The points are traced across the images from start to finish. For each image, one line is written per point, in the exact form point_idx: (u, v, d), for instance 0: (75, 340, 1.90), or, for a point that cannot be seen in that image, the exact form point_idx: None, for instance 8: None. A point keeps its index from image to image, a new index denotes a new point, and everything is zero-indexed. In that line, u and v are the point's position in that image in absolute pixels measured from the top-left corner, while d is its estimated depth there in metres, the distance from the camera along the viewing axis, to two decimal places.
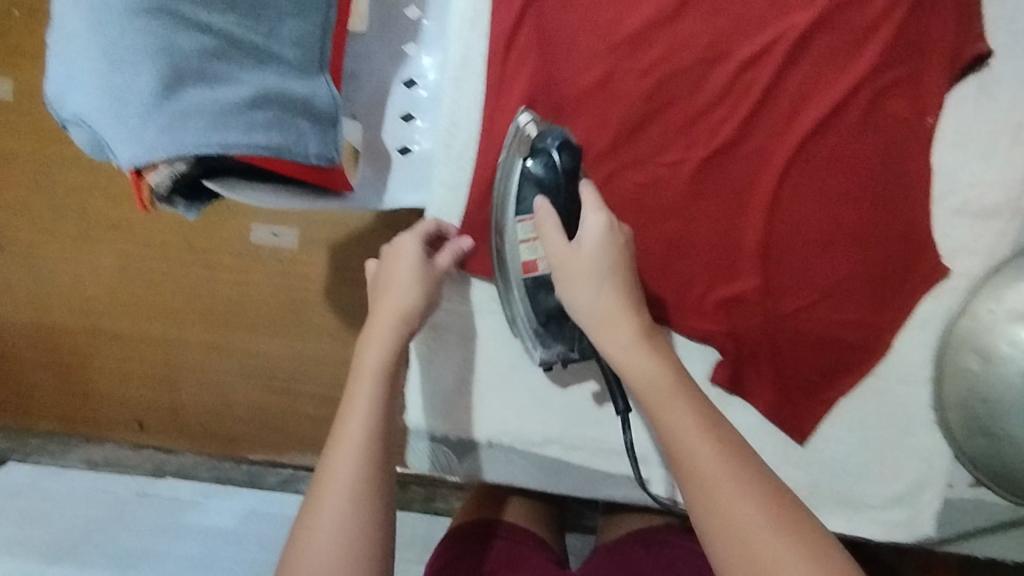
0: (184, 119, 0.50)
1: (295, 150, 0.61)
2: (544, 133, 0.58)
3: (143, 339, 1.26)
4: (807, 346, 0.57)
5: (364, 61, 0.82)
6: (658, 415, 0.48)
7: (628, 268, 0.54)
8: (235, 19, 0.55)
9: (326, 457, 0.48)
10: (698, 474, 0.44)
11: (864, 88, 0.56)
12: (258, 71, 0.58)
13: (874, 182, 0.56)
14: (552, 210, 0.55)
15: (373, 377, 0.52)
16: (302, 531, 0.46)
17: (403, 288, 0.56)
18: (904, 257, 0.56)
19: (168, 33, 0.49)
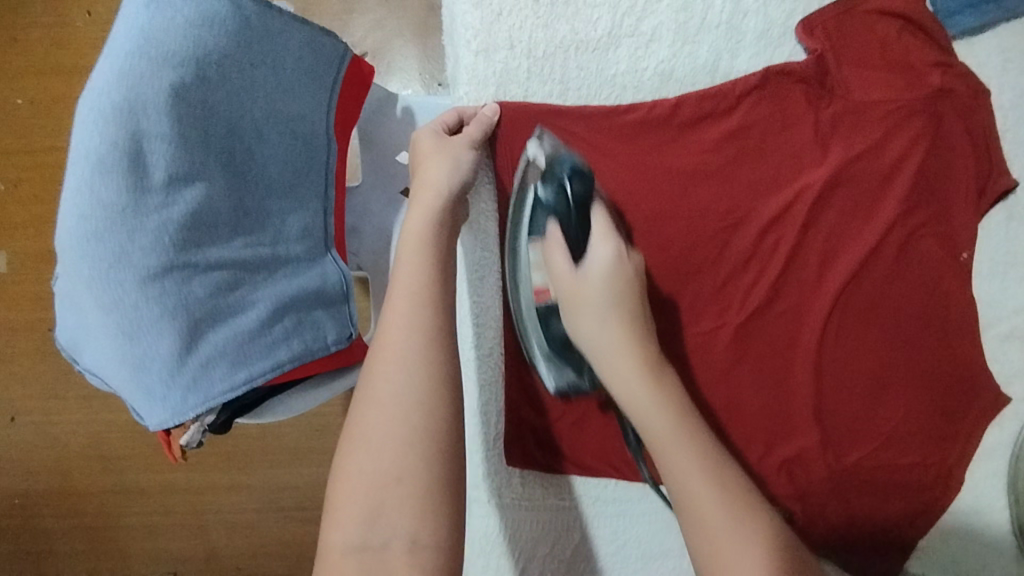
0: (207, 369, 0.49)
1: (315, 349, 0.59)
2: (560, 164, 0.64)
3: (168, 487, 1.18)
4: (874, 494, 0.64)
5: (364, 214, 0.82)
6: (657, 441, 0.54)
7: (631, 302, 0.60)
8: (242, 241, 0.55)
9: (354, 427, 0.49)
10: (685, 486, 0.51)
11: (890, 235, 0.66)
12: (271, 281, 0.57)
13: (908, 331, 0.65)
14: (561, 238, 0.62)
15: (404, 297, 0.54)
16: (332, 496, 0.47)
17: (428, 208, 0.60)
18: (963, 395, 0.65)
19: (182, 288, 0.48)
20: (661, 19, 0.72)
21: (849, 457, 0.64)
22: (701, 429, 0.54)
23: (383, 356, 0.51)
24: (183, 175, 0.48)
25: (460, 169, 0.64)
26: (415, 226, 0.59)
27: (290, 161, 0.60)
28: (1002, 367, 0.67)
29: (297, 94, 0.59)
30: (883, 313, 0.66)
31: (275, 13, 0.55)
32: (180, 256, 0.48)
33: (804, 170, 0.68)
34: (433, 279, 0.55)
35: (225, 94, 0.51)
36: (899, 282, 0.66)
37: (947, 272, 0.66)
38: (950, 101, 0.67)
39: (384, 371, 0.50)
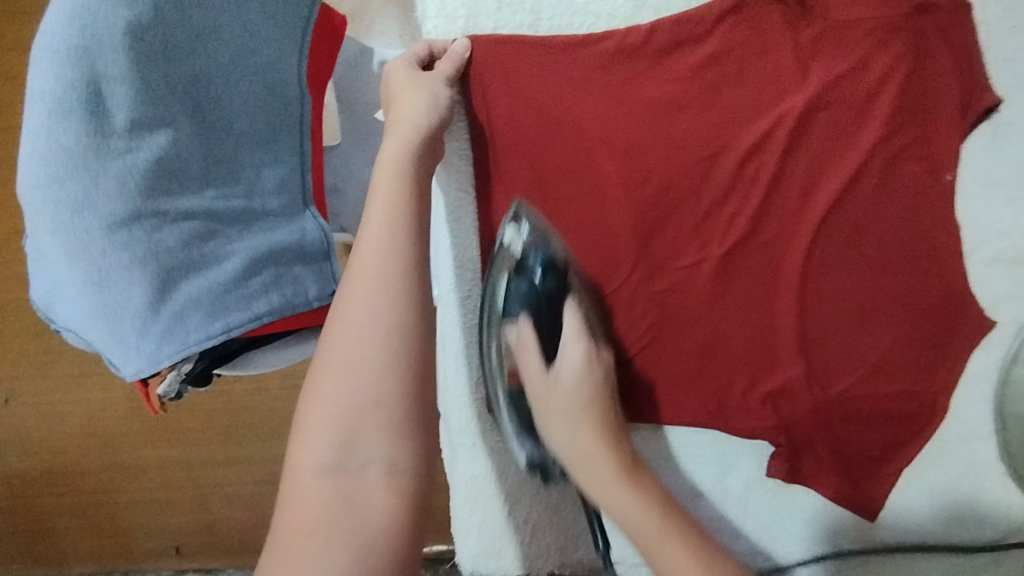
0: (182, 318, 0.48)
1: (296, 303, 0.58)
2: (529, 253, 0.63)
3: (165, 462, 1.18)
4: (862, 424, 0.63)
5: (345, 174, 0.80)
6: (595, 487, 0.57)
7: (598, 405, 0.60)
8: (214, 192, 0.53)
9: (330, 345, 0.48)
10: (645, 536, 0.54)
11: (873, 161, 0.65)
12: (247, 234, 0.57)
13: (894, 255, 0.64)
14: (534, 340, 0.62)
15: (378, 235, 0.53)
16: (303, 418, 0.47)
17: (407, 146, 0.59)
18: (954, 318, 0.63)
19: (151, 236, 0.47)
20: None
21: (836, 386, 0.63)
22: (643, 473, 0.58)
23: (360, 285, 0.50)
24: (147, 120, 0.47)
25: (437, 108, 0.63)
26: (386, 172, 0.57)
27: (263, 111, 0.58)
28: (990, 292, 0.63)
29: (268, 42, 0.58)
30: (868, 239, 0.64)
31: None
32: (147, 203, 0.47)
33: (783, 98, 0.66)
34: (408, 215, 0.54)
35: (185, 38, 0.50)
36: (882, 207, 0.64)
37: (933, 193, 0.64)
38: (931, 17, 0.65)
39: (360, 295, 0.49)
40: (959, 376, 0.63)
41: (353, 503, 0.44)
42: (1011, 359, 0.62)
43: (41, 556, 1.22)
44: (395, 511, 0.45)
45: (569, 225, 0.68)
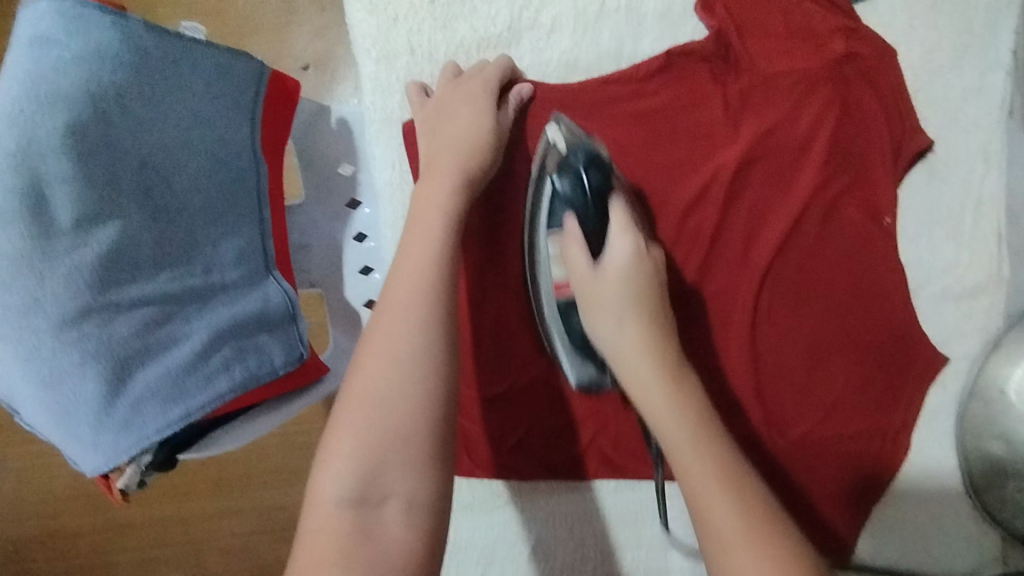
0: (138, 408, 0.49)
1: (259, 374, 0.60)
2: (573, 150, 0.63)
3: (157, 519, 1.18)
4: (825, 466, 0.67)
5: (311, 230, 0.80)
6: (640, 396, 0.56)
7: (649, 297, 0.59)
8: (169, 275, 0.54)
9: (362, 372, 0.53)
10: (673, 439, 0.53)
11: (812, 206, 0.68)
12: (207, 309, 0.57)
13: (843, 298, 0.68)
14: (578, 234, 0.63)
15: (418, 274, 0.57)
16: (326, 445, 0.51)
17: (465, 138, 0.67)
18: (904, 356, 0.67)
19: (103, 329, 0.47)
20: (559, 9, 0.76)
21: (794, 431, 0.67)
22: (685, 374, 0.56)
23: (397, 316, 0.55)
24: (92, 215, 0.48)
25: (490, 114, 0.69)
26: (428, 202, 0.62)
27: (215, 186, 0.59)
28: (937, 328, 0.70)
29: (217, 119, 0.59)
30: (816, 284, 0.68)
31: (172, 37, 0.54)
32: (98, 297, 0.47)
33: (718, 152, 0.69)
34: (444, 255, 0.59)
35: (130, 125, 0.50)
36: (830, 249, 0.68)
37: (872, 236, 0.68)
38: (857, 65, 0.69)
39: (395, 326, 0.55)
40: (915, 418, 0.67)
41: (372, 538, 0.48)
42: (968, 395, 0.67)
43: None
44: (412, 543, 0.49)
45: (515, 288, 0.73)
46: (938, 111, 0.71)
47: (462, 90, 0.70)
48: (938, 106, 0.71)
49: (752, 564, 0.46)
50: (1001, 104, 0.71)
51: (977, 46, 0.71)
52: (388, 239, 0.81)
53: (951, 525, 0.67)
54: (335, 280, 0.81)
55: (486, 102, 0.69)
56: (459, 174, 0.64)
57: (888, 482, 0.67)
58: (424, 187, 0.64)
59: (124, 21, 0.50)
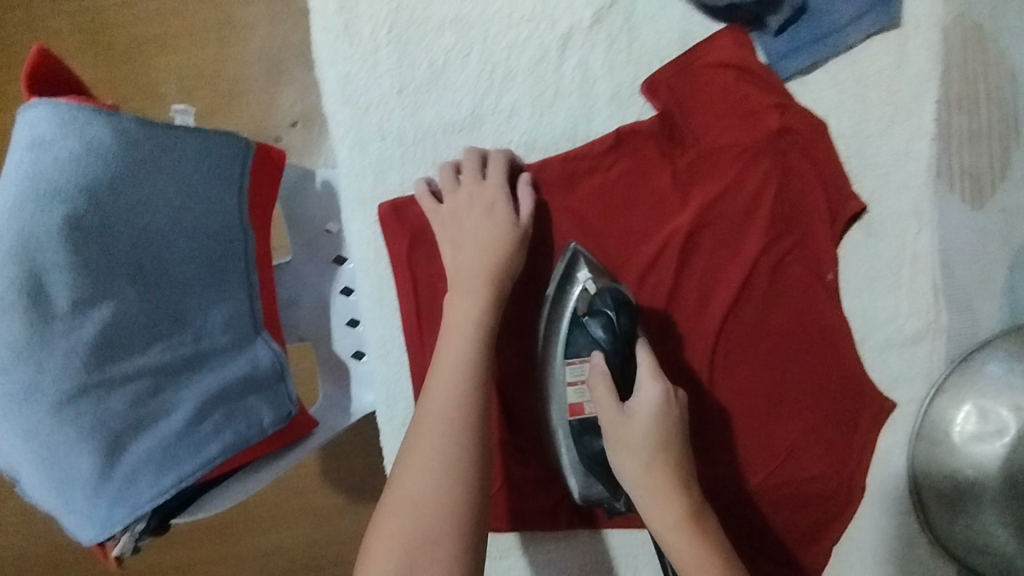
0: (133, 479, 0.51)
1: (248, 434, 0.63)
2: (601, 293, 0.72)
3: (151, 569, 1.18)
4: (787, 504, 0.76)
5: (299, 287, 0.82)
6: (650, 504, 0.64)
7: (675, 444, 0.65)
8: (162, 346, 0.57)
9: (402, 484, 0.61)
10: (690, 575, 0.61)
11: (761, 265, 0.76)
12: (198, 376, 0.60)
13: (793, 350, 0.76)
14: (605, 373, 0.68)
15: (447, 398, 0.64)
16: (369, 554, 0.59)
17: (490, 241, 0.73)
18: (852, 400, 0.76)
19: (99, 404, 0.50)
20: (516, 96, 0.82)
21: (756, 472, 0.76)
22: (705, 516, 0.64)
23: (435, 425, 0.62)
24: (90, 297, 0.51)
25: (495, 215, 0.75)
26: (459, 317, 0.69)
27: (205, 258, 0.63)
28: (886, 374, 0.78)
29: (205, 195, 0.63)
30: (767, 337, 0.76)
31: (164, 126, 0.58)
32: (94, 373, 0.51)
33: (670, 220, 0.77)
34: (473, 370, 0.66)
35: (124, 212, 0.54)
36: (778, 307, 0.76)
37: (814, 292, 0.77)
38: (792, 138, 0.77)
39: (432, 436, 0.62)
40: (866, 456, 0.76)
41: None
42: (914, 435, 0.77)
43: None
44: None
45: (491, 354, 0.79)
46: (870, 175, 0.79)
47: (468, 190, 0.76)
48: (868, 170, 0.79)
49: None
50: (928, 167, 0.79)
51: (902, 115, 0.79)
52: (367, 305, 0.84)
53: (900, 548, 0.77)
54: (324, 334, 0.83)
55: (497, 195, 0.76)
56: (486, 280, 0.71)
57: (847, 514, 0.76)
58: (455, 295, 0.71)
59: (117, 118, 0.54)
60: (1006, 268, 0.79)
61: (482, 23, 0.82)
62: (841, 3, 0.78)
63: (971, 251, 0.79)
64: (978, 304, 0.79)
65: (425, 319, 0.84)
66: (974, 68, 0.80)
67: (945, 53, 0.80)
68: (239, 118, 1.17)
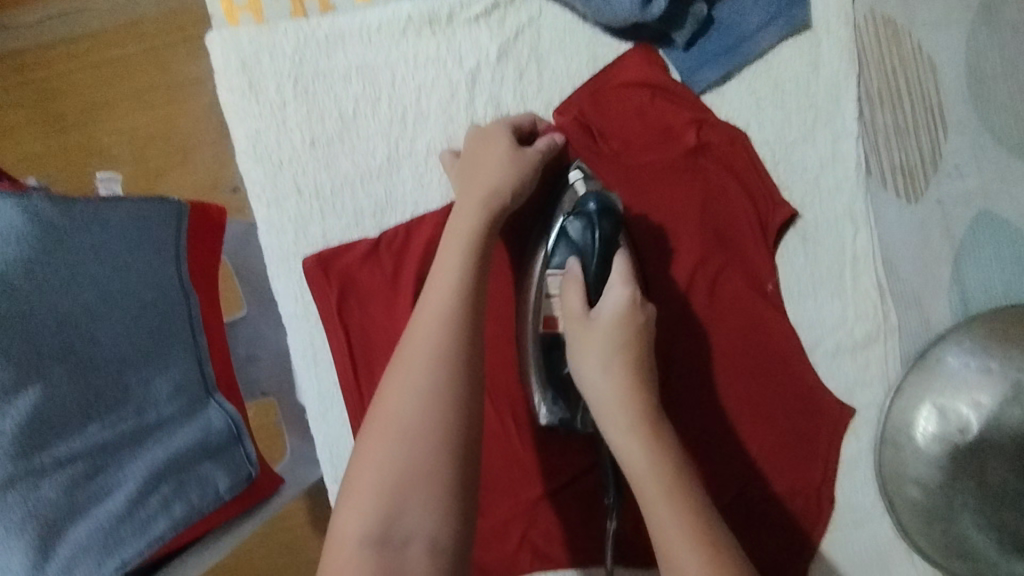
0: (72, 565, 0.50)
1: (202, 503, 0.61)
2: (585, 196, 0.72)
3: None
4: (763, 527, 0.74)
5: (257, 341, 0.79)
6: (606, 417, 0.62)
7: (636, 345, 0.64)
8: (99, 426, 0.55)
9: (383, 398, 0.57)
10: (640, 480, 0.58)
11: (696, 286, 0.77)
12: (143, 450, 0.58)
13: (740, 367, 0.75)
14: (580, 274, 0.69)
15: (437, 306, 0.60)
16: (350, 488, 0.55)
17: (504, 169, 0.70)
18: (809, 411, 0.75)
19: (28, 494, 0.50)
20: (430, 135, 0.83)
21: (726, 495, 0.74)
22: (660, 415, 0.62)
23: (417, 343, 0.58)
24: (11, 386, 0.50)
25: (515, 150, 0.72)
26: (454, 231, 0.66)
27: (144, 329, 0.61)
28: (840, 381, 0.77)
29: (137, 266, 0.61)
30: (714, 358, 0.76)
31: (82, 203, 0.58)
32: (21, 463, 0.50)
33: None
34: (463, 284, 0.62)
35: (44, 296, 0.53)
36: (721, 325, 0.76)
37: (755, 304, 0.76)
38: (709, 153, 0.78)
39: (412, 352, 0.58)
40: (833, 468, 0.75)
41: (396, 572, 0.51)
42: (879, 441, 0.76)
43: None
44: None
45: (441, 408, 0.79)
46: (800, 181, 0.79)
47: (487, 135, 0.73)
48: (799, 175, 0.79)
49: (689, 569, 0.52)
50: (856, 166, 0.79)
51: (824, 118, 0.80)
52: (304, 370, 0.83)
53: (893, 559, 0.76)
54: (288, 386, 0.82)
55: (507, 140, 0.73)
56: (485, 200, 0.68)
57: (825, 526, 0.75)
58: (459, 211, 0.68)
59: (28, 202, 0.54)
60: (952, 258, 0.79)
61: (387, 68, 0.83)
62: (749, 12, 0.79)
63: (914, 246, 0.79)
64: (926, 301, 0.78)
65: (361, 373, 0.79)
66: (894, 62, 0.81)
67: (861, 50, 0.81)
68: (187, 176, 1.16)
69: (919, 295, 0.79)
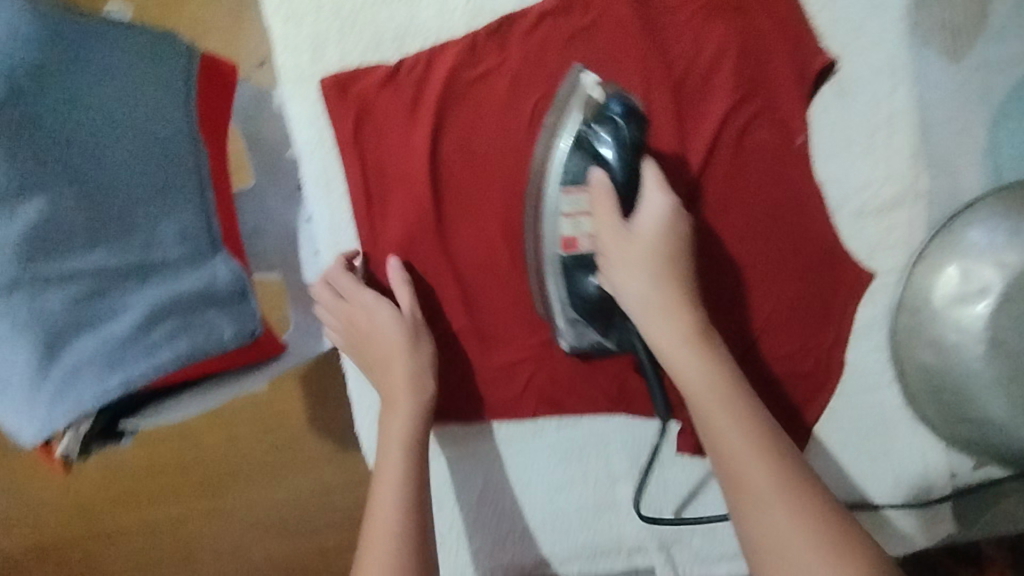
0: (75, 376, 0.50)
1: (207, 345, 0.60)
2: (609, 98, 0.65)
3: (143, 524, 1.10)
4: (775, 369, 0.74)
5: (264, 215, 0.75)
6: (665, 356, 0.64)
7: (680, 258, 0.66)
8: (104, 251, 0.54)
9: (366, 519, 0.64)
10: (720, 444, 0.61)
11: (726, 127, 0.73)
12: (149, 284, 0.58)
13: (764, 211, 0.73)
14: (609, 184, 0.64)
15: (404, 402, 0.69)
16: (362, 561, 0.61)
17: (393, 359, 0.71)
18: (831, 257, 0.74)
19: (35, 301, 0.49)
20: None
21: (743, 334, 0.74)
22: (714, 337, 0.65)
23: (388, 468, 0.66)
24: (17, 190, 0.49)
25: (382, 308, 0.72)
26: (397, 374, 0.70)
27: (152, 169, 0.60)
28: (861, 242, 0.75)
29: (147, 102, 0.60)
30: (740, 199, 0.73)
31: (93, 27, 0.57)
32: (28, 270, 0.48)
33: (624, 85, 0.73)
34: (418, 428, 0.69)
35: (54, 107, 0.52)
36: (748, 178, 0.73)
37: (784, 152, 0.74)
38: None
39: (384, 491, 0.65)
40: (850, 316, 0.75)
41: None
42: (899, 307, 0.74)
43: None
44: None
45: (467, 232, 0.76)
46: (842, 30, 0.75)
47: (352, 288, 0.73)
48: (842, 23, 0.75)
49: (781, 523, 0.56)
50: (902, 16, 0.75)
51: None
52: (315, 193, 0.79)
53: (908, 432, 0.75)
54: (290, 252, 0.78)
55: (390, 316, 0.71)
56: (410, 396, 0.70)
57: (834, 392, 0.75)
58: (388, 375, 0.71)
59: (36, 6, 0.52)
60: (987, 125, 0.77)
61: None
62: None
63: (947, 113, 0.76)
64: (962, 159, 0.77)
65: (376, 212, 0.78)
66: None
67: None
68: None
69: (956, 153, 0.76)
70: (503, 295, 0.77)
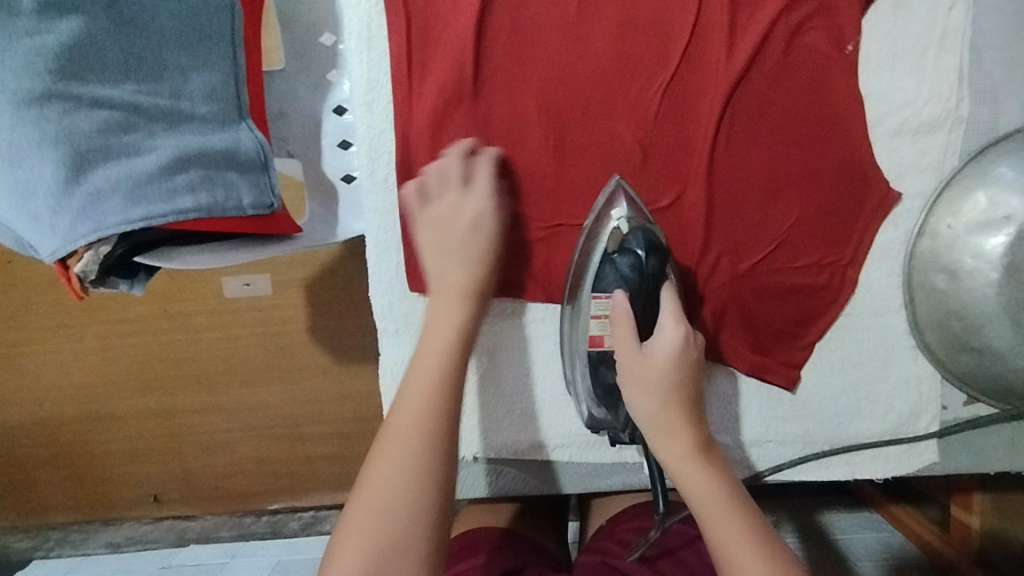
0: (96, 198, 0.51)
1: (225, 204, 0.58)
2: (633, 231, 0.61)
3: (126, 415, 1.03)
4: (775, 301, 0.67)
5: (288, 95, 0.68)
6: (676, 478, 0.54)
7: (691, 384, 0.56)
8: (134, 86, 0.54)
9: (374, 459, 0.50)
10: (705, 508, 0.51)
11: (780, 25, 0.64)
12: (175, 132, 0.57)
13: (803, 122, 0.65)
14: (629, 310, 0.59)
15: (455, 305, 0.58)
16: (390, 437, 0.51)
17: (473, 269, 0.60)
18: (861, 180, 0.66)
19: (64, 116, 0.50)
20: None
21: (746, 261, 0.66)
22: (721, 461, 0.54)
23: (419, 383, 0.53)
24: (54, 4, 0.49)
25: (489, 208, 0.62)
26: (437, 325, 0.57)
27: (191, 15, 0.57)
28: (894, 162, 0.66)
29: None
30: (777, 108, 0.65)
31: None
32: (58, 84, 0.49)
33: None
34: (466, 334, 0.57)
35: None
36: (789, 85, 0.65)
37: (836, 61, 0.64)
38: None
39: (412, 409, 0.52)
40: (864, 253, 0.67)
41: None
42: (917, 233, 0.66)
43: (5, 532, 1.09)
44: None
45: (504, 107, 0.66)
46: None
47: (462, 193, 0.62)
48: None
49: None
50: None
51: None
52: (352, 48, 0.67)
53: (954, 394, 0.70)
54: (314, 128, 0.69)
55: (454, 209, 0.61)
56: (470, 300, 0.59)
57: (875, 339, 0.68)
58: (436, 311, 0.58)
59: None
60: None
61: None
62: None
63: None
64: None
65: (414, 72, 0.66)
66: None
67: None
68: None
69: None
70: (513, 173, 0.66)
